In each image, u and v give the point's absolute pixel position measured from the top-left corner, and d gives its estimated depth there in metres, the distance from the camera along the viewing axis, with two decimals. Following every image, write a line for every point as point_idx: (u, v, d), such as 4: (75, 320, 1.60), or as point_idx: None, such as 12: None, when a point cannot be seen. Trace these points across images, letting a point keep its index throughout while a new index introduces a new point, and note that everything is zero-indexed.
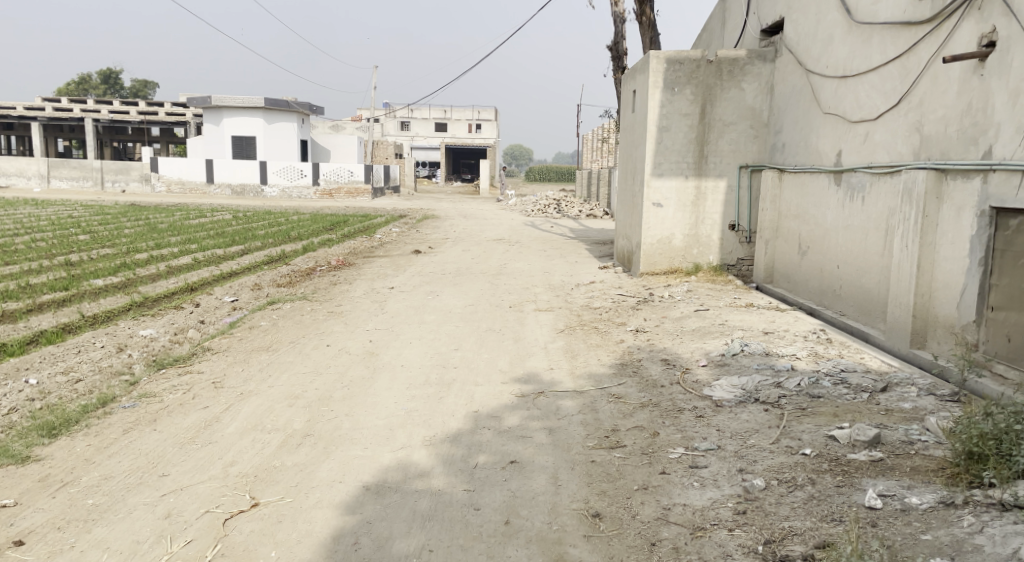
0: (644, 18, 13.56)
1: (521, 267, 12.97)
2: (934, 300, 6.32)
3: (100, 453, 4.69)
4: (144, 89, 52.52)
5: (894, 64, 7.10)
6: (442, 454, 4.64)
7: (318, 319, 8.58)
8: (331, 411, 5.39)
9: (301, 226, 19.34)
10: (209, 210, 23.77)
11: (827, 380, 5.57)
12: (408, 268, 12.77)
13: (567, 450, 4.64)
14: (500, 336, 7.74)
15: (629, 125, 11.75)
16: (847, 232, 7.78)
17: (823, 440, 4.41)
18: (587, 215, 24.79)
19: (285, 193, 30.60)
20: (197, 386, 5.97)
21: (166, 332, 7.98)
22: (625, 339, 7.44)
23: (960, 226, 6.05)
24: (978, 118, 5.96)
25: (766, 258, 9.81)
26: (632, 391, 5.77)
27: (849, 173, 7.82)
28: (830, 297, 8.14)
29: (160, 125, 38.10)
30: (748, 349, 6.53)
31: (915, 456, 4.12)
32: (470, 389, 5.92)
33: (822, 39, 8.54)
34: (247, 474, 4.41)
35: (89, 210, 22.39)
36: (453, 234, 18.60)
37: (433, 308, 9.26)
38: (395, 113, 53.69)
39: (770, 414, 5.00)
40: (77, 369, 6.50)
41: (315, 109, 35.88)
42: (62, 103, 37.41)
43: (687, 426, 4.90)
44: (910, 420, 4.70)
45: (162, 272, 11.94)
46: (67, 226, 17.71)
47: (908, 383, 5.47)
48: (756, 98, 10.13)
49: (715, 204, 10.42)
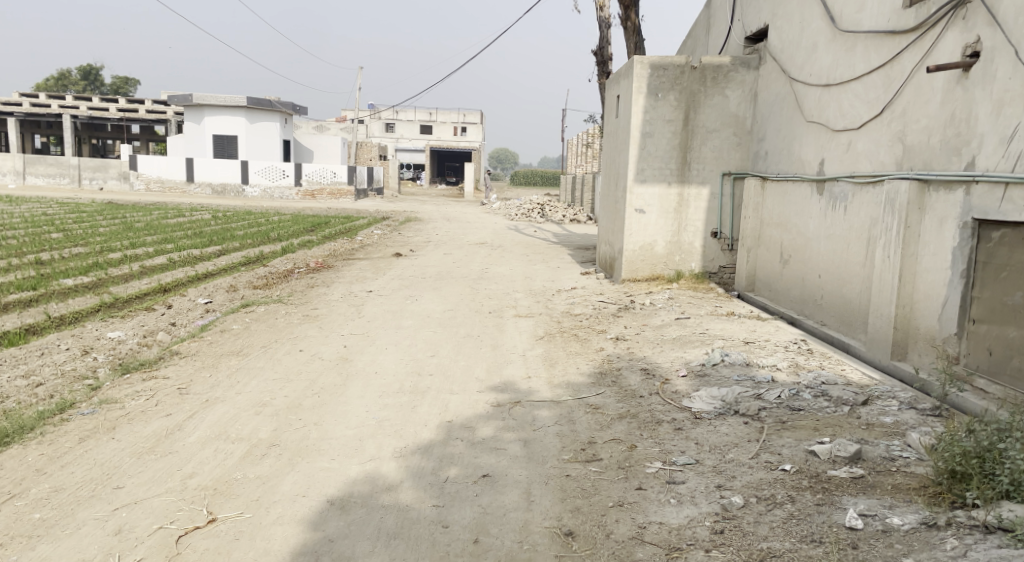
0: (630, 23, 13.48)
1: (503, 272, 12.83)
2: (915, 311, 6.25)
3: (52, 463, 4.51)
4: (125, 86, 52.03)
5: (878, 73, 7.04)
6: (412, 467, 4.49)
7: (292, 323, 8.41)
8: (300, 420, 5.23)
9: (281, 227, 19.12)
10: (189, 209, 23.45)
11: (808, 392, 5.47)
12: (387, 272, 12.60)
13: (541, 463, 4.51)
14: (478, 342, 7.59)
15: (613, 130, 11.65)
16: (829, 242, 7.72)
17: (803, 455, 4.31)
18: (571, 219, 24.78)
19: (266, 194, 30.32)
20: (161, 392, 5.79)
21: (134, 334, 7.78)
22: (605, 347, 7.33)
23: (943, 237, 5.98)
24: (961, 129, 5.90)
25: (747, 267, 9.74)
26: (611, 401, 5.65)
27: (831, 182, 7.75)
28: (811, 307, 8.06)
29: (139, 123, 37.67)
30: (729, 359, 6.44)
31: (896, 474, 4.02)
32: (445, 398, 5.77)
33: (806, 47, 8.49)
34: (206, 486, 4.24)
35: (64, 208, 21.99)
36: (435, 238, 18.41)
37: (411, 313, 9.11)
38: (379, 115, 53.36)
39: (750, 426, 4.89)
40: (38, 373, 6.30)
41: (298, 109, 35.61)
42: (39, 98, 36.87)
43: (666, 439, 4.78)
44: (892, 435, 4.60)
45: (135, 272, 11.70)
46: (41, 223, 17.40)
47: (890, 396, 5.38)
48: (739, 105, 10.07)
49: (697, 211, 10.34)
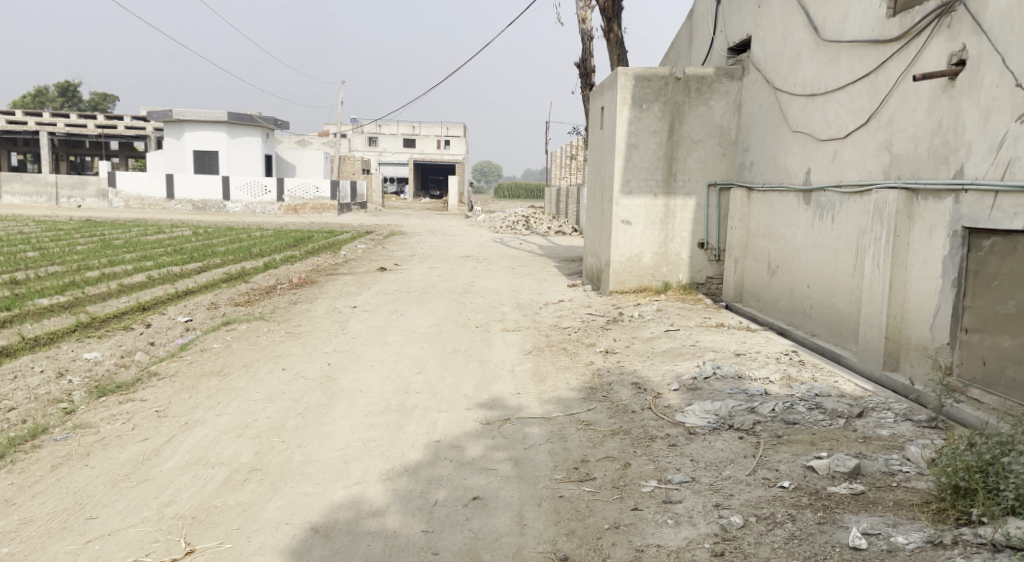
0: (613, 35, 13.46)
1: (489, 285, 12.72)
2: (906, 321, 6.19)
3: (22, 494, 4.39)
4: (104, 102, 51.62)
5: (863, 83, 7.01)
6: (399, 490, 4.36)
7: (274, 341, 8.24)
8: (283, 443, 5.08)
9: (262, 243, 18.88)
10: (169, 226, 23.13)
11: (802, 405, 5.37)
12: (372, 287, 12.45)
13: (533, 484, 4.38)
14: (465, 358, 7.46)
15: (598, 141, 11.58)
16: (817, 252, 7.66)
17: (801, 472, 4.21)
18: (556, 231, 24.73)
19: (248, 209, 30.09)
20: (138, 415, 5.62)
21: (112, 355, 7.60)
22: (595, 361, 7.22)
23: (932, 246, 5.93)
24: (949, 137, 5.86)
25: (735, 277, 9.68)
26: (602, 417, 5.53)
27: (818, 192, 7.70)
28: (800, 317, 7.99)
29: (119, 139, 37.32)
30: (720, 372, 6.34)
31: (897, 489, 3.93)
32: (433, 416, 5.64)
33: (789, 57, 8.47)
34: (184, 515, 4.12)
35: (40, 226, 21.61)
36: (420, 251, 18.26)
37: (396, 329, 8.96)
38: (361, 129, 53.34)
39: (745, 442, 4.79)
40: (10, 397, 6.11)
41: (281, 124, 35.44)
42: (16, 115, 36.45)
43: (660, 456, 4.67)
44: (890, 449, 4.51)
45: (113, 291, 11.48)
46: (17, 242, 17.07)
47: (884, 408, 5.30)
48: (724, 116, 10.04)
49: (683, 222, 10.28)
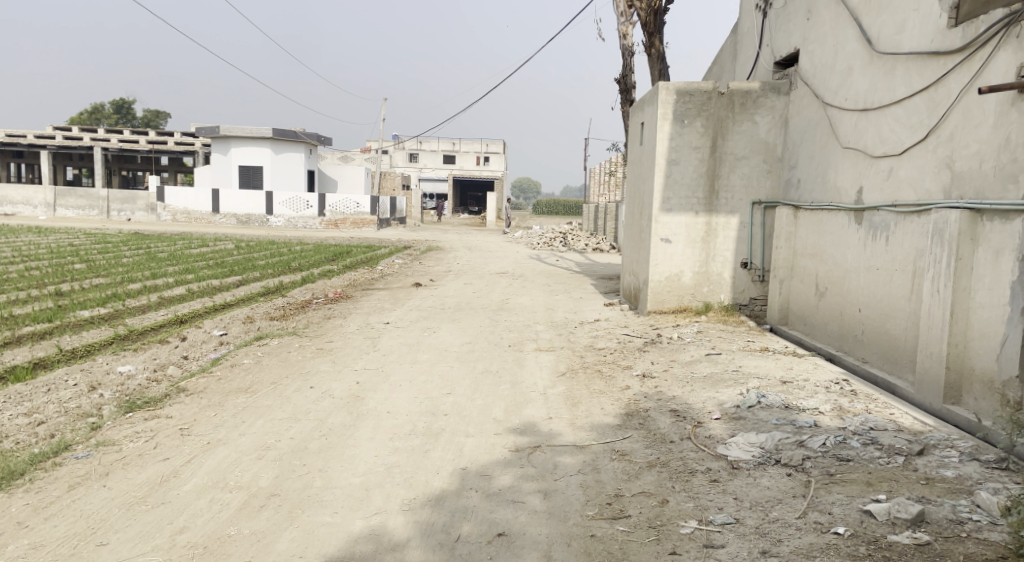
0: (654, 50, 13.14)
1: (524, 302, 12.46)
2: (969, 350, 5.77)
3: (36, 515, 4.24)
4: (155, 119, 52.83)
5: (921, 96, 6.62)
6: (422, 522, 4.12)
7: (305, 357, 8.06)
8: (304, 466, 4.86)
9: (303, 257, 18.84)
10: (213, 240, 23.24)
11: (855, 440, 4.98)
12: (407, 302, 12.25)
13: (562, 520, 4.11)
14: (496, 379, 7.18)
15: (637, 157, 11.28)
16: (870, 273, 7.25)
17: (857, 517, 3.88)
18: (593, 248, 24.43)
19: (290, 223, 30.31)
20: (162, 433, 5.45)
21: (144, 368, 7.49)
22: (631, 386, 6.88)
23: (999, 271, 5.52)
24: (1017, 154, 5.46)
25: (781, 298, 9.26)
26: (638, 447, 5.21)
27: (870, 212, 7.31)
28: (851, 343, 7.58)
29: (168, 154, 38.02)
30: (766, 401, 5.96)
31: (967, 541, 3.60)
32: (459, 441, 5.37)
33: (840, 71, 8.11)
34: (196, 544, 3.95)
35: (91, 238, 21.90)
36: (457, 267, 18.08)
37: (427, 347, 8.71)
38: (403, 145, 53.85)
39: (794, 479, 4.44)
40: (40, 411, 6.00)
41: (324, 140, 35.78)
42: (72, 132, 37.44)
43: (701, 492, 4.34)
44: (956, 493, 4.13)
45: (153, 303, 11.46)
46: (67, 254, 17.29)
47: (948, 445, 4.88)
48: (770, 132, 9.65)
49: (725, 241, 9.90)
